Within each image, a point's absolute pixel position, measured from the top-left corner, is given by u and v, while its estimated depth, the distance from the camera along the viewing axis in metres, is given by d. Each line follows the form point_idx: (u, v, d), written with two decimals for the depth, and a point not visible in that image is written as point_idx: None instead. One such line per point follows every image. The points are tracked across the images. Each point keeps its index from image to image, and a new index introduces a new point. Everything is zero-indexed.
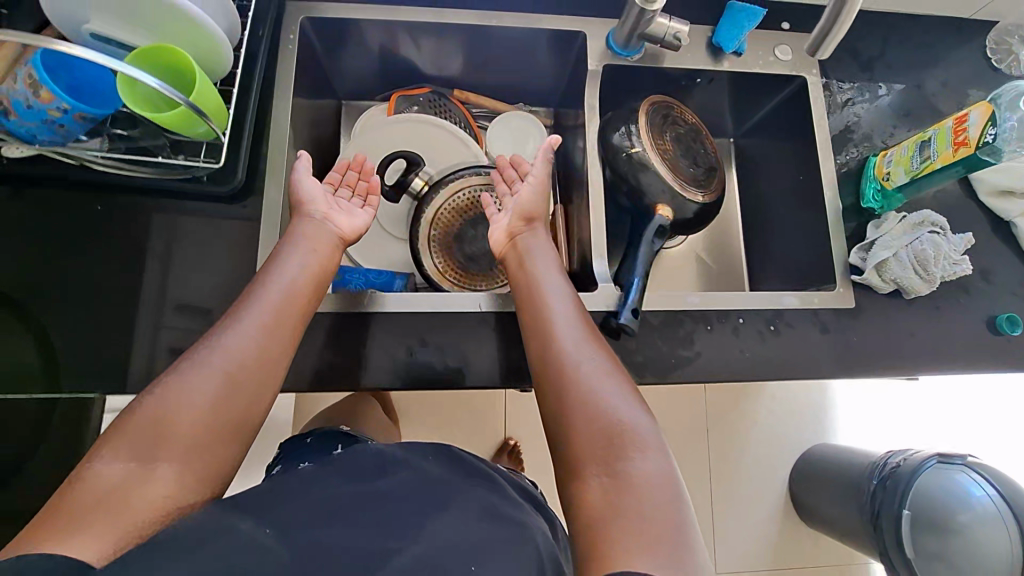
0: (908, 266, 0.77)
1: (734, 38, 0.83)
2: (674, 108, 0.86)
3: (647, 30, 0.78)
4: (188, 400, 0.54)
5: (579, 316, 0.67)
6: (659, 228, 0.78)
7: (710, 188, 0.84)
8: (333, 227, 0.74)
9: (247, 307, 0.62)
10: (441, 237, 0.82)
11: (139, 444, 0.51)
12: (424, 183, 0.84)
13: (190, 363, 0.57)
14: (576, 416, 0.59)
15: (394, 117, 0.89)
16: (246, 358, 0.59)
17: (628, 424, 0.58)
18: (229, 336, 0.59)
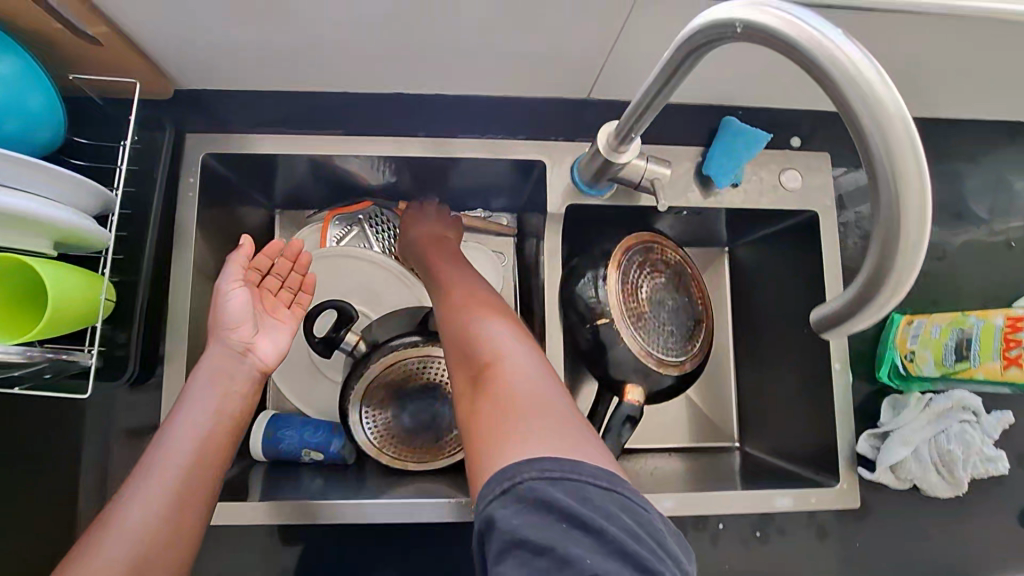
0: (927, 467, 0.65)
1: (727, 172, 0.68)
2: (654, 248, 0.72)
3: (620, 172, 0.63)
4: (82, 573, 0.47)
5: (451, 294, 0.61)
6: (628, 417, 0.67)
7: (694, 350, 0.71)
8: (253, 357, 0.61)
9: (150, 473, 0.53)
10: (376, 412, 0.71)
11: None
12: (359, 339, 0.72)
13: (89, 534, 0.49)
14: (459, 353, 0.55)
15: (326, 249, 0.77)
16: (153, 525, 0.50)
17: (501, 354, 0.52)
18: (133, 500, 0.51)
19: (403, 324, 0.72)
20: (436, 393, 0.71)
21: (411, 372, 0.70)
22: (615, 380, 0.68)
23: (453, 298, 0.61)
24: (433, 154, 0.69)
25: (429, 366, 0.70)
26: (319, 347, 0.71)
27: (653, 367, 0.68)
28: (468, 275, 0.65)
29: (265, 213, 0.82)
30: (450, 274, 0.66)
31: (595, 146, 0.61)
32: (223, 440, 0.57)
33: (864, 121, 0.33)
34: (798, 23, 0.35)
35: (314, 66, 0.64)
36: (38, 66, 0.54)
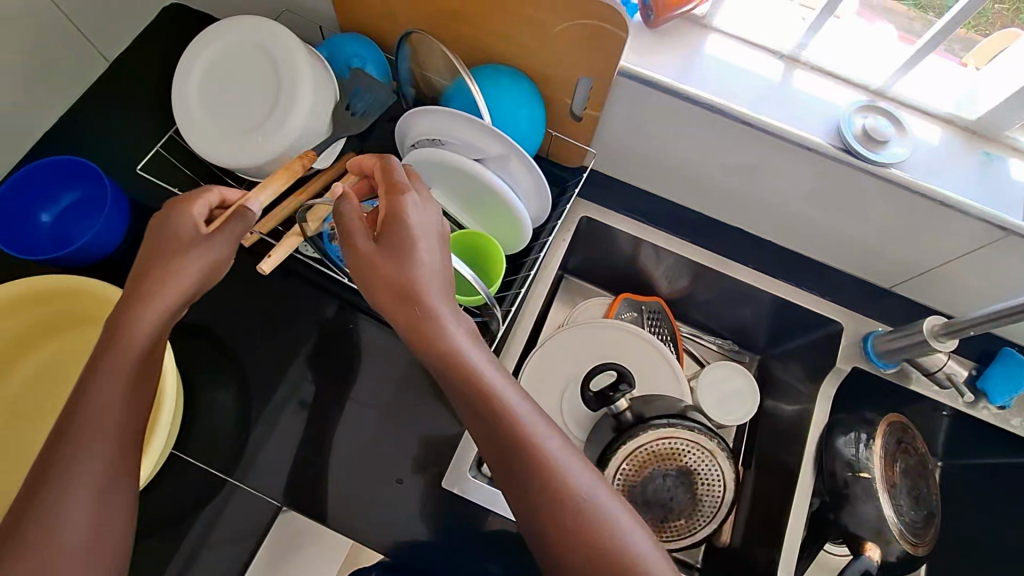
0: None
1: (1004, 393, 0.76)
2: (910, 433, 0.79)
3: (919, 358, 0.73)
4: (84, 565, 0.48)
5: (529, 438, 0.53)
6: (864, 573, 0.69)
7: (925, 538, 0.75)
8: (436, 368, 0.56)
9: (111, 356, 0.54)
10: (629, 473, 0.75)
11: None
12: (628, 407, 0.77)
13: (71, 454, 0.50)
14: (550, 516, 0.51)
15: (609, 320, 0.85)
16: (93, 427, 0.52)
17: (592, 541, 0.50)
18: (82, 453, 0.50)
19: (668, 406, 0.77)
20: (683, 480, 0.76)
21: (677, 451, 0.75)
22: (852, 533, 0.73)
23: (518, 449, 0.52)
24: (749, 279, 0.82)
25: (689, 452, 0.76)
26: (593, 399, 0.77)
27: (893, 537, 0.72)
28: (489, 361, 0.56)
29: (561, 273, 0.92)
30: (462, 376, 0.55)
31: (915, 327, 0.72)
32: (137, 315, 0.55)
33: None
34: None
35: (698, 184, 0.81)
36: (541, 116, 0.73)
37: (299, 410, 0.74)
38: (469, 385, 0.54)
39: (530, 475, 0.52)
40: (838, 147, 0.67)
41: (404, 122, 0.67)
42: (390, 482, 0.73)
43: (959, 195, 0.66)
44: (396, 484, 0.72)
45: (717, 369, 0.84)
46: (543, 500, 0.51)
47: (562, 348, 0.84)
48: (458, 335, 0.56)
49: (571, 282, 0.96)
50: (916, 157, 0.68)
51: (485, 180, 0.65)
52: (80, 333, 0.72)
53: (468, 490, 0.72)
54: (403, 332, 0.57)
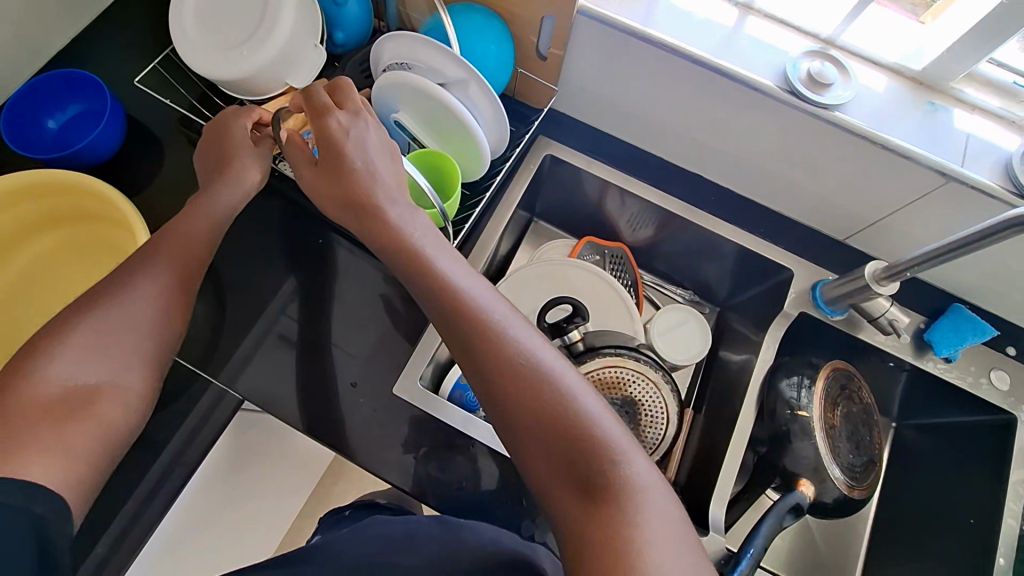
0: None
1: (948, 345, 0.78)
2: (854, 381, 0.81)
3: (863, 303, 0.75)
4: (125, 381, 0.56)
5: (492, 332, 0.57)
6: (795, 504, 0.71)
7: (863, 482, 0.76)
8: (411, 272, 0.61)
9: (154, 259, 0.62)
10: None
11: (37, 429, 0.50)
12: (580, 338, 0.81)
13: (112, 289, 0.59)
14: (519, 395, 0.55)
15: (586, 265, 0.91)
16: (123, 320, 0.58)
17: (557, 411, 0.54)
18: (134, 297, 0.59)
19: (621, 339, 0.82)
20: (628, 410, 0.79)
21: (623, 380, 0.79)
22: (789, 470, 0.74)
23: (481, 345, 0.57)
24: (707, 225, 0.86)
25: (635, 382, 0.79)
26: (546, 328, 0.83)
27: (828, 477, 0.74)
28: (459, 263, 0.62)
29: (528, 218, 0.99)
30: (433, 283, 0.60)
31: (860, 272, 0.73)
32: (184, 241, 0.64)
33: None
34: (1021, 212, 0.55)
35: (662, 132, 0.84)
36: (510, 54, 0.77)
37: (269, 316, 0.79)
38: (439, 290, 0.59)
39: (495, 367, 0.56)
40: (784, 89, 0.69)
41: (376, 47, 0.72)
42: (348, 386, 0.77)
43: (900, 140, 0.68)
44: (350, 387, 0.77)
45: (672, 312, 0.88)
46: (509, 383, 0.55)
47: (528, 284, 0.90)
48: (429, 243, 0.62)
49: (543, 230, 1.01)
50: (861, 102, 0.70)
51: (437, 96, 0.68)
52: (86, 230, 0.77)
53: (418, 399, 0.76)
54: (383, 248, 0.63)
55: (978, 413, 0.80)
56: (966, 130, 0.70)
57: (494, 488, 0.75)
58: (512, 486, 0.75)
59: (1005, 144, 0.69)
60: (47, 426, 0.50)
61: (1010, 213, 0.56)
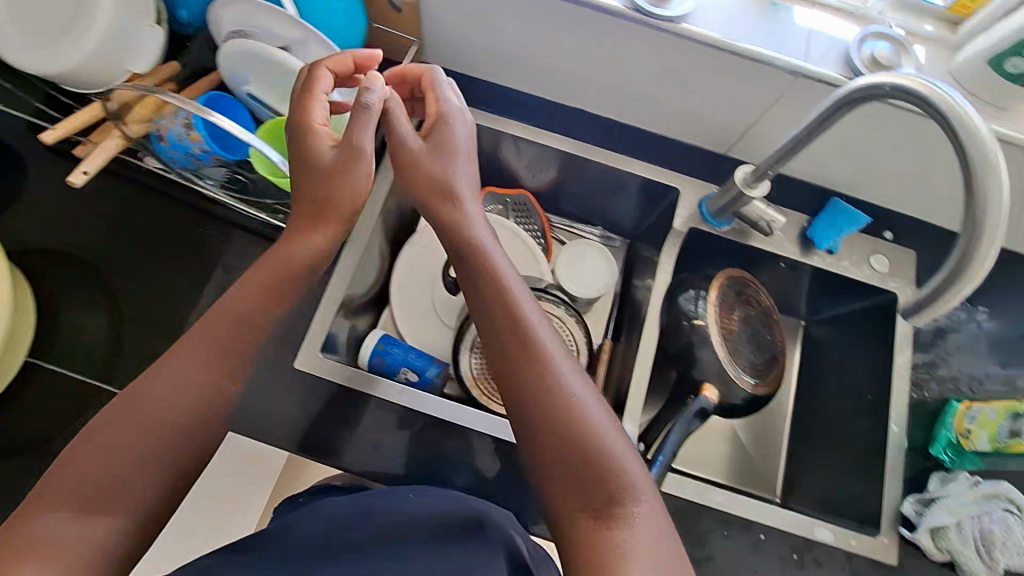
0: (969, 542, 0.68)
1: (827, 238, 0.82)
2: (750, 286, 0.83)
3: (744, 209, 0.77)
4: (167, 466, 0.49)
5: (515, 306, 0.55)
6: (699, 409, 0.74)
7: (766, 380, 0.80)
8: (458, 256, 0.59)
9: (197, 328, 0.53)
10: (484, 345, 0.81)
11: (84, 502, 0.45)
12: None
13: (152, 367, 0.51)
14: (530, 397, 0.51)
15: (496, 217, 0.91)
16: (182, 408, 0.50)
17: (586, 426, 0.50)
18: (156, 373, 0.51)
19: (524, 281, 0.83)
20: None
21: None
22: (694, 378, 0.77)
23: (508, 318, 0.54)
24: (594, 158, 0.87)
25: (541, 321, 0.82)
26: None
27: (731, 380, 0.77)
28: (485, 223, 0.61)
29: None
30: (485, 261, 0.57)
31: (732, 180, 0.76)
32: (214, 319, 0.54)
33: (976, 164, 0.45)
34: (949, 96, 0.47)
35: (535, 70, 0.84)
36: (361, 8, 0.75)
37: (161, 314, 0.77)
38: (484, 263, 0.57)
39: (519, 365, 0.53)
40: (628, 7, 0.70)
41: (212, 17, 0.69)
42: None
43: (746, 44, 0.70)
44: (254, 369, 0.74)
45: (576, 249, 0.89)
46: (507, 359, 0.53)
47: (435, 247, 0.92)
48: (464, 218, 0.60)
49: None
50: (706, 12, 0.71)
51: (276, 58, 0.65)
52: None
53: (325, 369, 0.73)
54: (439, 229, 0.61)
55: (867, 297, 0.84)
56: (808, 27, 0.72)
57: (412, 447, 0.74)
58: None
59: (845, 36, 0.72)
60: (71, 516, 0.45)
61: (848, 86, 0.55)
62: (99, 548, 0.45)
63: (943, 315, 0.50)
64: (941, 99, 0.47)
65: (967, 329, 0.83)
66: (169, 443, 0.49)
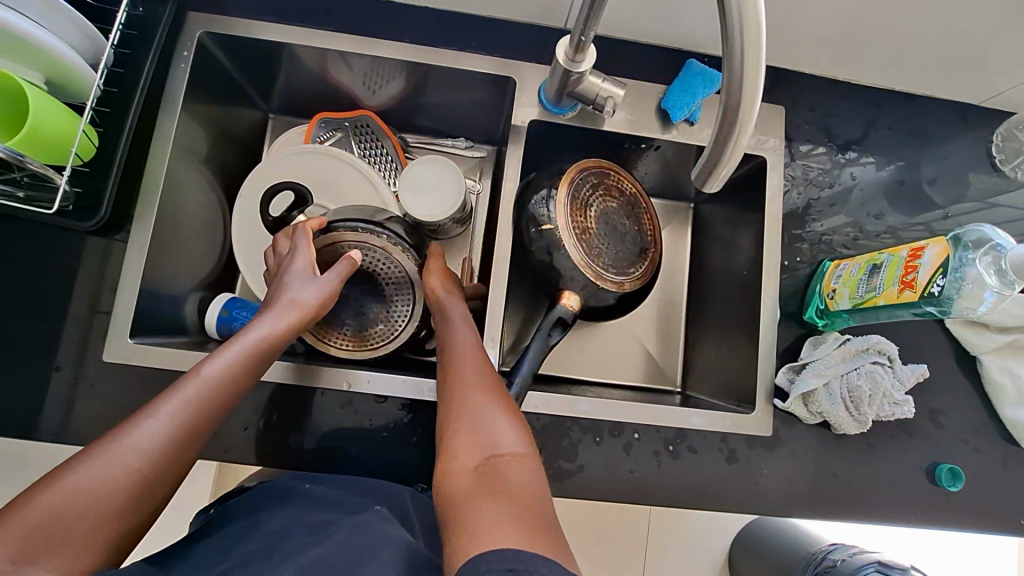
0: (838, 401, 0.67)
1: (682, 106, 0.72)
2: (610, 175, 0.76)
3: (579, 89, 0.67)
4: (123, 522, 0.47)
5: (467, 351, 0.61)
6: (557, 320, 0.69)
7: (629, 275, 0.75)
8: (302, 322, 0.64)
9: (173, 404, 0.52)
10: None
11: (30, 543, 0.43)
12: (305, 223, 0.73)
13: (162, 410, 0.52)
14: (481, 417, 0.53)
15: (310, 147, 0.82)
16: (149, 464, 0.49)
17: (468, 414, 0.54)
18: (150, 421, 0.51)
19: (351, 212, 0.75)
20: (366, 283, 0.75)
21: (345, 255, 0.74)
22: (553, 287, 0.71)
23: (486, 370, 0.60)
24: (418, 59, 0.76)
25: (362, 253, 0.74)
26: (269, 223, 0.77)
27: (593, 282, 0.72)
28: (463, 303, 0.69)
29: (262, 115, 0.89)
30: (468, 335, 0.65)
31: (555, 58, 0.65)
32: (215, 401, 0.55)
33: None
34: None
35: None
36: None
37: None
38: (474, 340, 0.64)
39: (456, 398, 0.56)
40: None
41: None
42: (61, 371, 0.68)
43: None
44: (54, 372, 0.68)
45: (417, 167, 0.79)
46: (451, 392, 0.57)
47: (255, 195, 0.82)
48: (445, 297, 0.68)
49: (289, 125, 0.91)
50: None
51: None
52: None
53: (133, 356, 0.67)
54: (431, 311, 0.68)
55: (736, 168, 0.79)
56: None
57: (270, 413, 0.71)
58: (294, 403, 0.71)
59: None
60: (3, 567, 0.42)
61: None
62: None
63: (728, 177, 0.44)
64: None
65: (843, 181, 0.78)
66: (124, 514, 0.47)
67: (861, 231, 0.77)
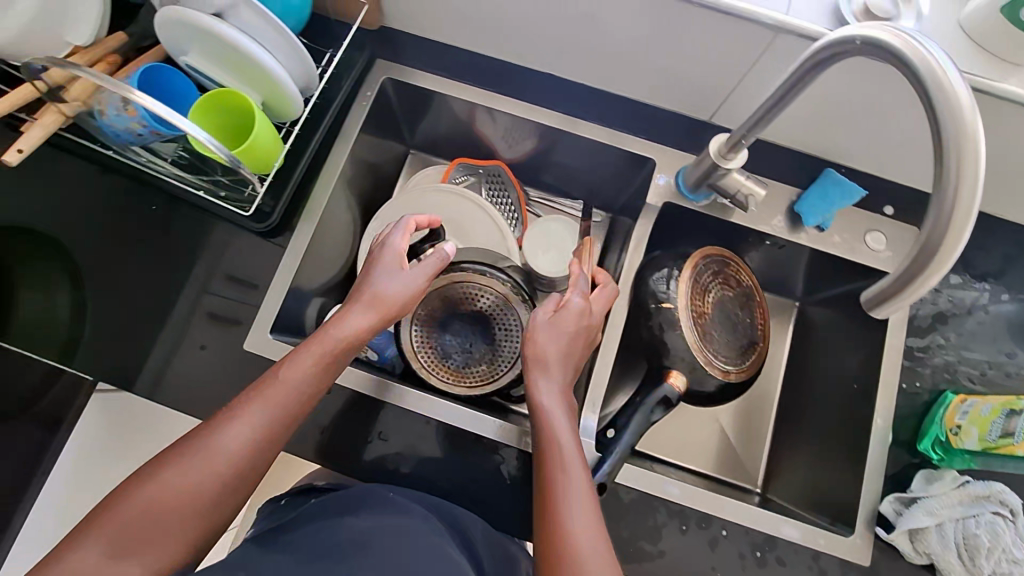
0: (950, 546, 0.63)
1: (814, 213, 0.74)
2: (731, 265, 0.77)
3: (720, 183, 0.70)
4: (210, 516, 0.50)
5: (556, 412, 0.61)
6: (663, 399, 0.70)
7: (738, 364, 0.75)
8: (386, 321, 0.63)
9: (256, 402, 0.54)
10: (425, 321, 0.77)
11: (128, 538, 0.46)
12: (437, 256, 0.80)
13: (249, 412, 0.53)
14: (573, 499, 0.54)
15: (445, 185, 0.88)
16: (233, 463, 0.51)
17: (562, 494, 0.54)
18: (237, 424, 0.53)
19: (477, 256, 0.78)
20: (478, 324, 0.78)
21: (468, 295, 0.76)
22: (660, 364, 0.73)
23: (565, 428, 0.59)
24: (565, 128, 0.81)
25: (484, 297, 0.77)
26: None
27: (700, 366, 0.73)
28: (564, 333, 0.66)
29: (404, 150, 0.98)
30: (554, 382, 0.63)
31: (706, 151, 0.69)
32: (295, 406, 0.56)
33: (945, 140, 0.39)
34: (926, 56, 0.40)
35: (497, 29, 0.77)
36: None
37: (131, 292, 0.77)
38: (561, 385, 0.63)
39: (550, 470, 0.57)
40: None
41: None
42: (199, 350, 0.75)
43: None
44: (199, 350, 0.75)
45: (547, 225, 0.84)
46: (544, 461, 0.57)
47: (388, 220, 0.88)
48: (537, 331, 0.66)
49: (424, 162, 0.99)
50: None
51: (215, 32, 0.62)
52: None
53: (270, 350, 0.74)
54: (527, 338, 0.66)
55: (857, 279, 0.78)
56: None
57: (368, 427, 0.74)
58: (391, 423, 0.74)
59: None
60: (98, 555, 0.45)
61: (816, 46, 0.49)
62: None
63: (903, 310, 0.44)
64: (917, 56, 0.41)
65: (972, 312, 0.75)
66: (208, 511, 0.50)
67: (987, 367, 0.74)
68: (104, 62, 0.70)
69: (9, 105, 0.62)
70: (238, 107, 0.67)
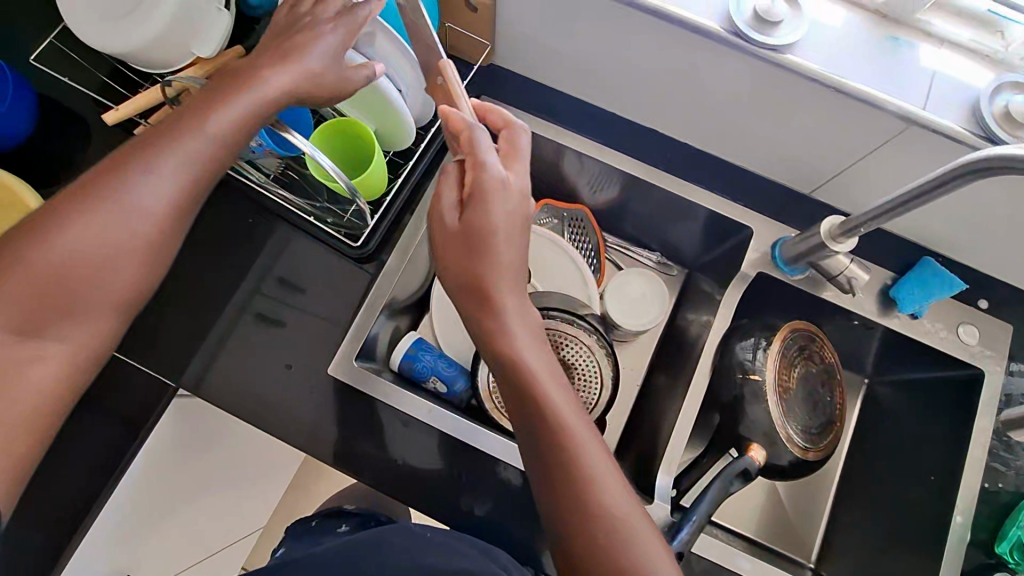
0: None
1: (911, 301, 0.73)
2: (816, 341, 0.77)
3: (824, 262, 0.71)
4: (98, 286, 0.53)
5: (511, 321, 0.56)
6: (744, 471, 0.70)
7: (818, 443, 0.74)
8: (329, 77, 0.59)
9: (168, 156, 0.54)
10: None
11: (29, 319, 0.50)
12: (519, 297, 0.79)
13: (71, 213, 0.51)
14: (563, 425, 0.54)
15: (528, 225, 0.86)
16: (117, 242, 0.52)
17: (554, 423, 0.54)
18: (147, 178, 0.53)
19: (562, 302, 0.78)
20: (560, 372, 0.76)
21: (555, 342, 0.75)
22: (741, 436, 0.73)
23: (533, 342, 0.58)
24: (663, 184, 0.81)
25: (568, 345, 0.76)
26: None
27: (779, 439, 0.72)
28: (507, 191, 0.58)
29: None
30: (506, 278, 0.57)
31: (816, 228, 0.69)
32: (201, 134, 0.55)
33: None
34: None
35: (611, 80, 0.77)
36: (435, 3, 0.70)
37: None
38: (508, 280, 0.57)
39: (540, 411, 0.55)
40: (728, 31, 0.63)
41: None
42: (281, 369, 0.73)
43: (850, 78, 0.62)
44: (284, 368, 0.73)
45: (631, 277, 0.84)
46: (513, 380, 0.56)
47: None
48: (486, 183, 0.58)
49: None
50: (815, 38, 0.63)
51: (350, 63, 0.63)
52: None
53: (354, 378, 0.72)
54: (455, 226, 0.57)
55: (944, 370, 0.77)
56: (932, 68, 0.63)
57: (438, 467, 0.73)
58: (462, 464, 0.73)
59: (974, 82, 0.63)
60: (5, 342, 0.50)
61: (966, 160, 0.51)
62: (62, 374, 0.52)
63: None
64: None
65: None
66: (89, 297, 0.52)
67: None
68: (219, 75, 0.69)
69: (133, 107, 0.68)
70: (354, 137, 0.67)
